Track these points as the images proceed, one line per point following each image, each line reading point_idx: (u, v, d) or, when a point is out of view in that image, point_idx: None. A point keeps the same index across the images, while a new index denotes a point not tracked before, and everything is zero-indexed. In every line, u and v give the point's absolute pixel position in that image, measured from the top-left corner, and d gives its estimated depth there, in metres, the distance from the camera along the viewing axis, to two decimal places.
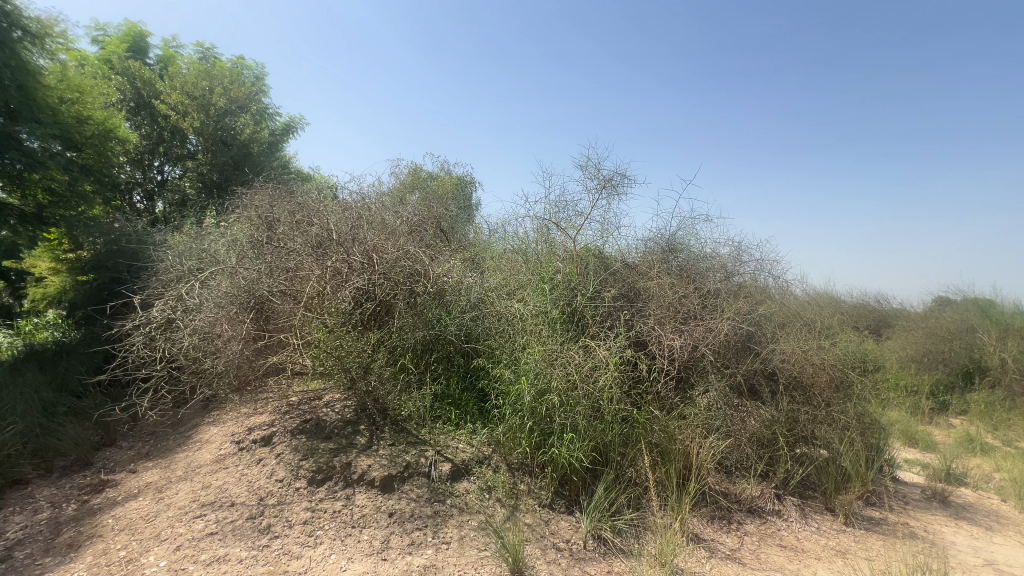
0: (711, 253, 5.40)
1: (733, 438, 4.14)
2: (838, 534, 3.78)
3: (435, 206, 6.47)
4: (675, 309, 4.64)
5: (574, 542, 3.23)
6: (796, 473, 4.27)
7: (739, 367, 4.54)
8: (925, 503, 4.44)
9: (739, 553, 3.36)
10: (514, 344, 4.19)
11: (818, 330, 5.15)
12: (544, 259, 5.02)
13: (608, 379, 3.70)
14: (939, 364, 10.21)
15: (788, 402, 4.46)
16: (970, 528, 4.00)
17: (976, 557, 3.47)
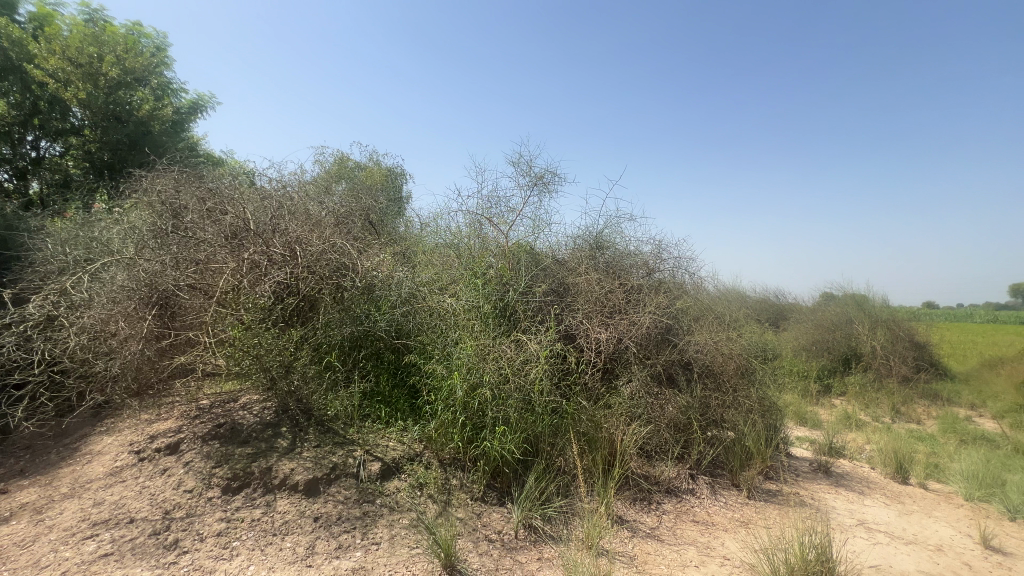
0: (634, 250, 5.68)
1: (652, 423, 4.45)
2: (743, 507, 4.17)
3: (363, 197, 6.22)
4: (601, 304, 4.86)
5: (506, 533, 3.28)
6: (707, 454, 4.65)
7: (659, 357, 4.86)
8: (812, 474, 5.04)
9: (658, 531, 3.60)
10: (446, 339, 4.16)
11: (726, 323, 5.65)
12: (477, 253, 5.03)
13: (539, 372, 3.81)
14: (825, 352, 11.71)
15: (701, 389, 4.86)
16: (847, 494, 4.59)
17: (851, 518, 3.98)
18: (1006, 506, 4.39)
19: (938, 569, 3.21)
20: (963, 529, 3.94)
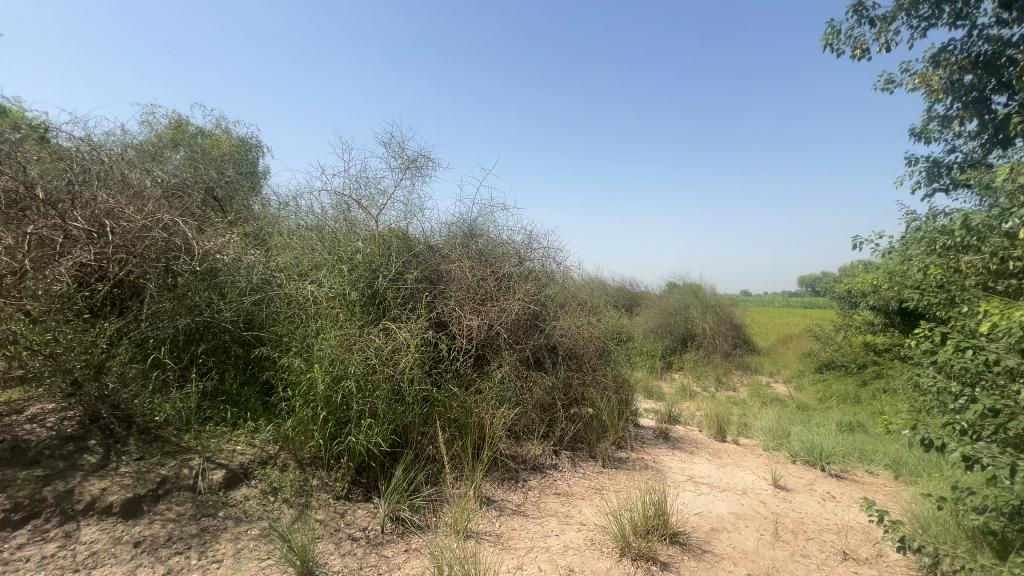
0: (507, 239, 5.82)
1: (520, 405, 4.67)
2: (598, 475, 4.58)
3: (205, 168, 5.37)
4: (473, 291, 4.92)
5: (371, 529, 3.15)
6: (569, 430, 5.02)
7: (527, 341, 5.10)
8: (654, 440, 5.75)
9: (523, 507, 3.78)
10: (305, 329, 3.83)
11: (587, 309, 6.13)
12: (343, 237, 4.69)
13: (410, 361, 3.73)
14: (668, 333, 13.45)
15: (564, 370, 5.23)
16: (681, 454, 5.34)
17: (683, 475, 4.64)
18: (789, 452, 5.54)
19: (744, 508, 3.90)
20: (761, 474, 4.86)
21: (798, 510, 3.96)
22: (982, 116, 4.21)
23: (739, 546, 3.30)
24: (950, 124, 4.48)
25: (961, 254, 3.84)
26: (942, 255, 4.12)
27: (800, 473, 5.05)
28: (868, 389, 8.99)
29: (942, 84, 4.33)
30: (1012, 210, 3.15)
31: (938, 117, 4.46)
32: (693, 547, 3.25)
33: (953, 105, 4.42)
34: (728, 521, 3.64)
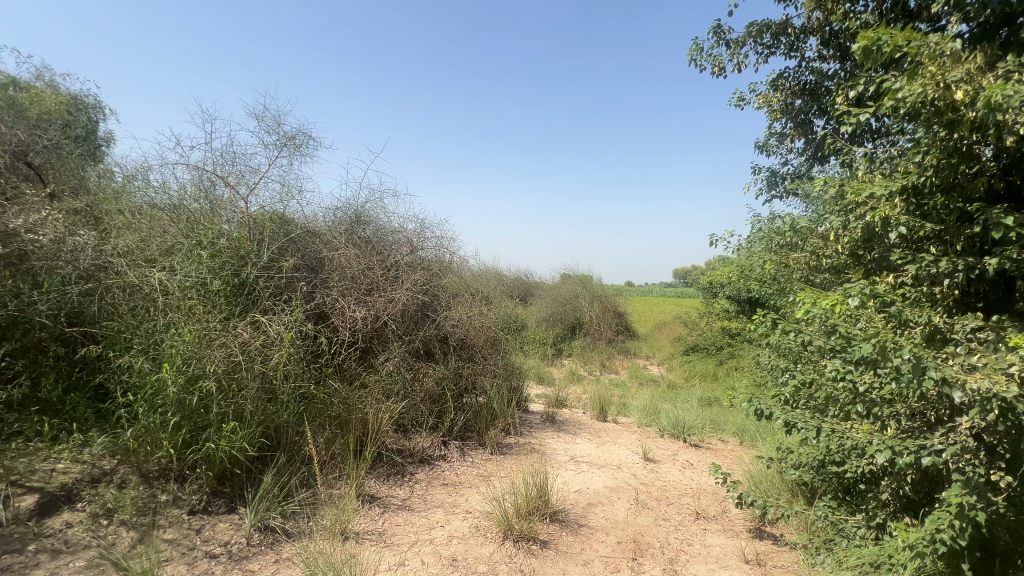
0: (397, 227, 5.61)
1: (408, 397, 4.59)
2: (486, 461, 4.65)
3: (13, 127, 4.34)
4: (358, 281, 4.67)
5: (235, 543, 2.84)
6: (458, 420, 5.03)
7: (417, 332, 4.99)
8: (541, 424, 6.01)
9: (408, 501, 3.70)
10: (153, 324, 3.31)
11: (480, 299, 6.16)
12: (204, 219, 4.13)
13: (284, 357, 3.42)
14: (559, 321, 14.14)
15: (455, 361, 5.22)
16: (565, 436, 5.65)
17: (565, 456, 4.91)
18: (658, 427, 6.15)
19: (617, 482, 4.25)
20: (634, 449, 5.33)
21: (662, 479, 4.42)
22: (808, 136, 4.91)
23: (612, 517, 3.59)
24: (786, 140, 5.20)
25: (790, 252, 4.54)
26: (776, 252, 4.85)
27: (666, 445, 5.64)
28: (723, 368, 10.30)
29: (780, 105, 4.95)
30: (825, 216, 3.78)
31: (776, 133, 5.14)
32: (571, 523, 3.45)
33: (788, 124, 5.07)
34: (603, 495, 3.94)
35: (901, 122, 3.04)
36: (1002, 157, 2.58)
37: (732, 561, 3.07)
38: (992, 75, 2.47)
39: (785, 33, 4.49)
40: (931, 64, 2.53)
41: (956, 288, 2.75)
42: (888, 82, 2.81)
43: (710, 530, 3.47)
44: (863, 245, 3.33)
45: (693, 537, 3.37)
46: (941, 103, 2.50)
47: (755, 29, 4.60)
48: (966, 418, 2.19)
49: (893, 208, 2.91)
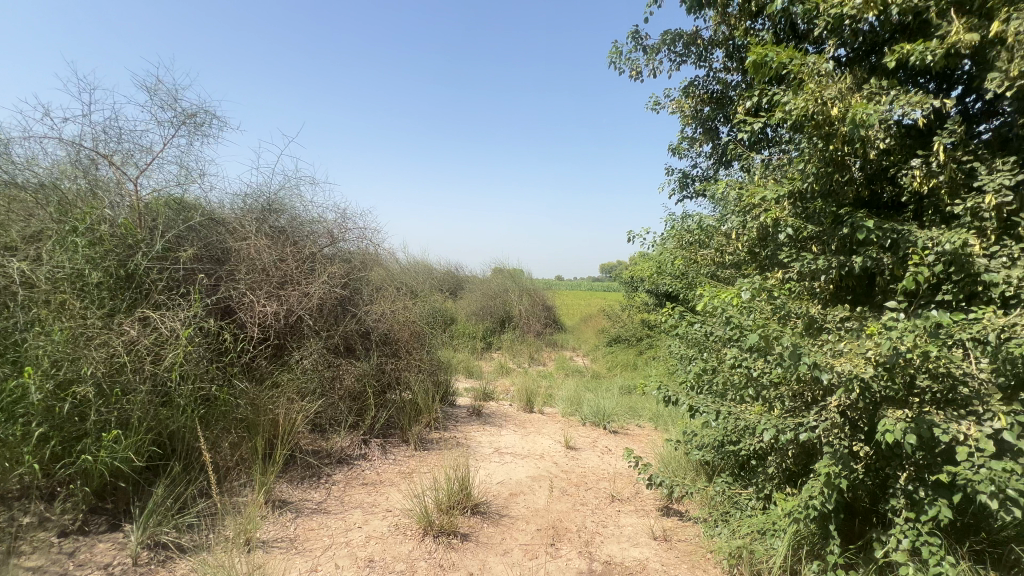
0: (316, 217, 5.30)
1: (325, 396, 4.39)
2: (409, 458, 4.56)
3: None
4: (269, 274, 4.36)
5: (119, 563, 2.53)
6: (379, 418, 4.87)
7: (336, 327, 4.76)
8: (467, 418, 6.00)
9: (324, 504, 3.53)
10: (12, 323, 2.87)
11: (405, 293, 6.01)
12: (81, 201, 3.62)
13: (181, 356, 3.11)
14: (488, 315, 14.18)
15: (377, 357, 5.05)
16: (490, 429, 5.68)
17: (490, 448, 4.94)
18: (581, 416, 6.39)
19: (539, 471, 4.35)
20: (556, 438, 5.49)
21: (581, 466, 4.59)
22: (714, 141, 5.29)
23: (532, 506, 3.67)
24: (696, 144, 5.56)
25: (698, 249, 4.87)
26: (687, 248, 5.18)
27: (587, 433, 5.86)
28: (643, 358, 10.89)
29: (691, 111, 5.28)
30: (727, 216, 4.09)
31: (687, 138, 5.48)
32: (493, 514, 3.49)
33: (698, 129, 5.43)
34: (525, 485, 4.03)
35: (790, 132, 3.37)
36: (866, 168, 2.95)
37: (642, 539, 3.27)
38: (859, 95, 2.81)
39: (695, 43, 4.78)
40: (811, 81, 2.84)
41: (831, 283, 3.10)
42: (778, 96, 3.11)
43: (623, 511, 3.66)
44: (758, 243, 3.65)
45: (608, 519, 3.54)
46: (819, 116, 2.81)
47: (669, 37, 4.86)
48: (834, 398, 2.49)
49: (782, 210, 3.21)
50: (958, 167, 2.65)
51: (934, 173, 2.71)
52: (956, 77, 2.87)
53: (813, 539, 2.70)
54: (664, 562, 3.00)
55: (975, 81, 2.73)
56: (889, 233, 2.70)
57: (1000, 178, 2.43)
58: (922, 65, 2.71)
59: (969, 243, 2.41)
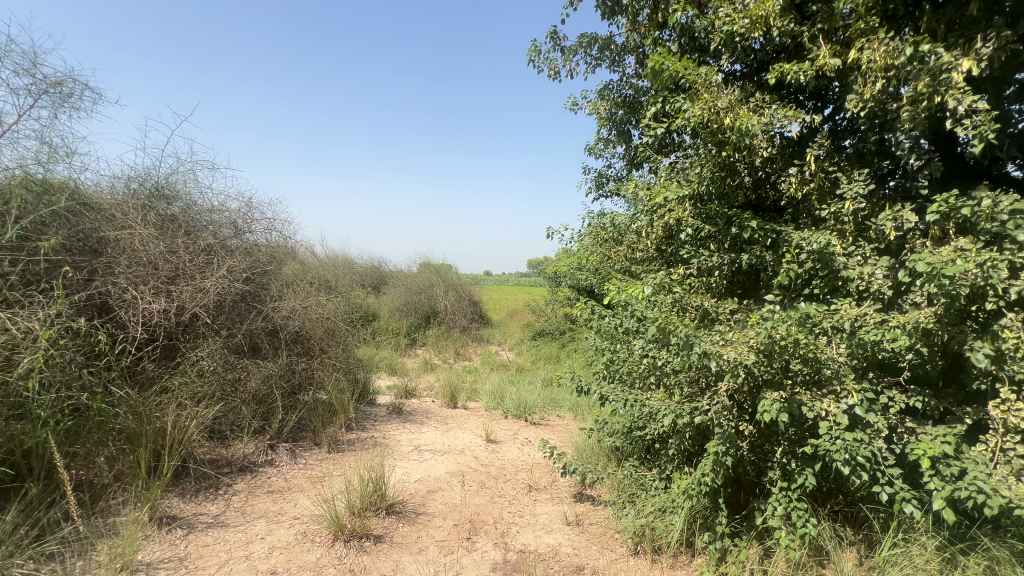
0: (215, 205, 4.83)
1: (225, 400, 4.04)
2: (321, 461, 4.33)
3: None
4: (156, 267, 3.92)
5: None
6: (288, 421, 4.57)
7: (239, 325, 4.39)
8: (387, 417, 5.82)
9: (222, 517, 3.26)
10: None
11: (319, 288, 5.68)
12: None
13: (41, 361, 2.71)
14: (413, 311, 13.86)
15: (287, 356, 4.73)
16: (410, 426, 5.56)
17: (409, 446, 4.84)
18: (504, 409, 6.48)
19: (459, 466, 4.34)
20: (478, 432, 5.51)
21: (501, 458, 4.64)
22: (627, 144, 5.56)
23: (450, 501, 3.66)
24: (610, 145, 5.81)
25: (612, 246, 5.10)
26: (602, 245, 5.40)
27: (509, 426, 5.95)
28: (565, 351, 11.25)
29: (606, 113, 5.50)
30: (637, 215, 4.32)
31: (603, 139, 5.71)
32: (409, 513, 3.43)
33: (612, 131, 5.67)
34: (443, 481, 4.00)
35: (690, 138, 3.63)
36: (752, 175, 3.25)
37: (556, 525, 3.38)
38: (747, 106, 3.10)
39: (609, 48, 4.99)
40: (706, 92, 3.09)
41: (723, 279, 3.38)
42: (679, 103, 3.34)
43: (539, 500, 3.77)
44: (665, 241, 3.87)
45: (524, 509, 3.62)
46: (713, 124, 3.06)
47: (585, 41, 5.02)
48: (723, 383, 2.73)
49: (684, 211, 3.44)
50: (825, 176, 3.01)
51: (807, 181, 3.05)
52: (827, 96, 3.24)
53: (705, 512, 2.95)
54: (575, 545, 3.13)
55: (839, 101, 3.10)
56: (769, 234, 3.01)
57: (856, 187, 2.79)
58: (798, 83, 3.04)
59: (831, 243, 2.75)
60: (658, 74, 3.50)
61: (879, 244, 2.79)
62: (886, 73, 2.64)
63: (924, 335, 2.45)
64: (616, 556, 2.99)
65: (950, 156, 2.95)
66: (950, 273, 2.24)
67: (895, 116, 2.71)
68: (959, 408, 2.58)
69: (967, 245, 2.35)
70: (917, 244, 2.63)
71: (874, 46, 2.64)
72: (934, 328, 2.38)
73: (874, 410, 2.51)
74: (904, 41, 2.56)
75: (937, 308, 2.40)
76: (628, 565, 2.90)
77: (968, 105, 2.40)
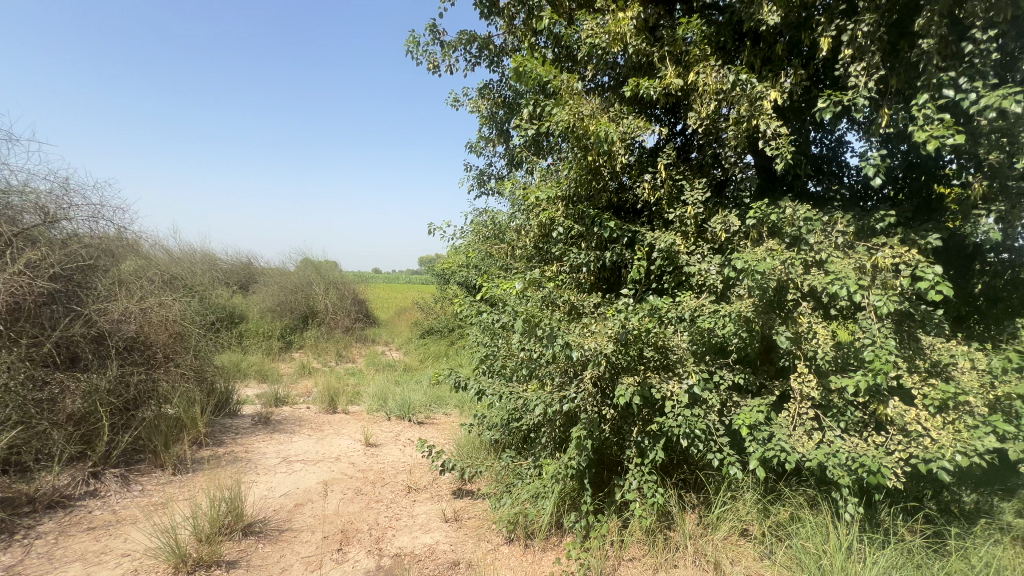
0: (15, 185, 3.89)
1: (26, 424, 3.33)
2: (163, 486, 3.75)
3: None
4: None
5: None
6: (120, 442, 3.89)
7: (48, 332, 3.63)
8: (251, 428, 5.26)
9: (19, 567, 2.67)
10: None
11: (163, 285, 4.90)
12: None
13: None
14: (287, 312, 12.61)
15: (118, 367, 4.01)
16: (278, 437, 5.09)
17: (276, 458, 4.43)
18: (386, 411, 6.26)
19: (334, 474, 4.09)
20: (356, 436, 5.24)
21: (380, 461, 4.48)
22: (507, 143, 5.70)
23: (320, 513, 3.43)
24: (491, 144, 5.90)
25: (493, 243, 5.19)
26: (484, 241, 5.46)
27: (391, 427, 5.77)
28: (454, 348, 11.24)
29: (486, 112, 5.56)
30: (515, 213, 4.45)
31: (483, 137, 5.77)
32: (270, 532, 3.13)
33: (493, 130, 5.77)
34: (314, 492, 3.73)
35: (560, 142, 3.83)
36: (614, 179, 3.54)
37: (434, 524, 3.35)
38: (607, 116, 3.36)
39: (488, 48, 5.05)
40: (571, 100, 3.30)
41: (591, 275, 3.64)
42: (548, 107, 3.51)
43: (418, 500, 3.70)
44: (540, 239, 4.02)
45: (401, 511, 3.53)
46: (578, 129, 3.27)
47: (465, 38, 5.02)
48: (588, 372, 2.92)
49: (556, 211, 3.63)
50: (673, 184, 3.38)
51: (657, 187, 3.41)
52: (678, 113, 3.64)
53: (573, 493, 3.16)
54: (452, 541, 3.13)
55: (686, 118, 3.51)
56: (625, 233, 3.32)
57: (696, 194, 3.18)
58: (650, 98, 3.38)
59: (676, 243, 3.11)
60: (529, 79, 3.65)
61: (713, 244, 3.21)
62: (716, 96, 3.05)
63: (745, 322, 2.88)
64: (491, 547, 3.06)
65: (767, 172, 3.51)
66: (761, 269, 2.67)
67: (724, 134, 3.15)
68: (771, 382, 3.09)
69: (774, 246, 2.82)
70: (740, 244, 3.09)
71: (707, 73, 3.05)
72: (751, 315, 2.81)
73: (709, 389, 2.89)
74: (729, 70, 2.99)
75: (753, 299, 2.84)
76: (502, 554, 2.99)
77: (774, 128, 2.88)
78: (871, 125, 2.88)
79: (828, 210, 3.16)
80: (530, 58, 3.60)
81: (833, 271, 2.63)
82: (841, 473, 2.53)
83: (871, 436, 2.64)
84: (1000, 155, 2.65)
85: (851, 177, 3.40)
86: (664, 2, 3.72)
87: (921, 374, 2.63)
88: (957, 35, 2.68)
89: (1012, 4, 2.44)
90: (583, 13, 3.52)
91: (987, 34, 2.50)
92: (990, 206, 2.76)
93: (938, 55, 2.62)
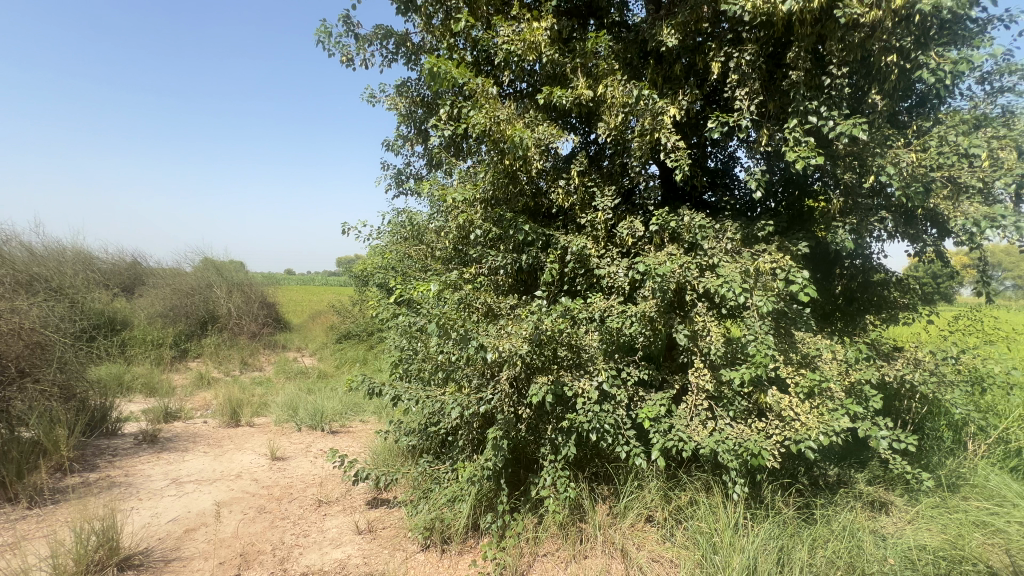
0: None
1: None
2: (15, 522, 3.21)
3: None
4: None
5: None
6: None
7: None
8: (133, 448, 4.68)
9: None
10: None
11: (15, 288, 4.19)
12: None
13: None
14: (181, 317, 11.32)
15: None
16: (166, 456, 4.56)
17: (163, 480, 3.97)
18: (297, 421, 5.87)
19: (233, 493, 3.76)
20: (261, 450, 4.86)
21: (288, 475, 4.19)
22: (426, 143, 5.61)
23: (216, 537, 3.13)
24: (409, 142, 5.76)
25: (411, 243, 5.06)
26: (400, 241, 5.29)
27: (301, 438, 5.44)
28: (373, 351, 10.86)
29: (404, 110, 5.43)
30: (435, 214, 4.39)
31: (401, 136, 5.62)
32: (154, 564, 2.80)
33: (411, 129, 5.65)
34: (209, 515, 3.40)
35: (478, 144, 3.85)
36: (530, 183, 3.62)
37: (346, 537, 3.20)
38: (523, 121, 3.43)
39: (405, 45, 4.93)
40: (487, 104, 3.32)
41: (508, 277, 3.69)
42: (465, 109, 3.51)
43: (329, 514, 3.51)
44: (459, 241, 4.00)
45: (310, 527, 3.33)
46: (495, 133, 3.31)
47: (381, 32, 4.86)
48: (504, 373, 2.97)
49: (474, 213, 3.64)
50: (585, 190, 3.54)
51: (571, 193, 3.54)
52: (590, 123, 3.81)
53: (490, 494, 3.18)
54: (365, 553, 3.01)
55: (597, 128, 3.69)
56: (539, 236, 3.42)
57: (605, 201, 3.35)
58: (564, 107, 3.50)
59: (587, 247, 3.25)
60: (444, 80, 3.61)
61: (621, 248, 3.40)
62: (624, 109, 3.24)
63: (649, 321, 3.08)
64: (406, 555, 2.99)
65: (668, 182, 3.80)
66: (662, 271, 2.88)
67: (630, 145, 3.35)
68: (671, 376, 3.33)
69: (674, 250, 3.05)
70: (645, 248, 3.30)
71: (615, 87, 3.23)
72: (654, 315, 3.01)
73: (617, 385, 3.06)
74: (634, 85, 3.19)
75: (656, 300, 3.04)
76: (418, 562, 2.92)
77: (673, 142, 3.12)
78: (754, 144, 3.22)
79: (720, 219, 3.48)
80: (445, 59, 3.56)
81: (722, 274, 2.89)
82: (729, 457, 2.79)
83: (754, 422, 2.94)
84: (852, 175, 3.09)
85: (739, 190, 3.78)
86: (576, 16, 3.88)
87: (793, 365, 2.98)
88: (819, 69, 3.09)
89: (860, 47, 2.86)
90: (498, 18, 3.56)
91: (841, 70, 2.92)
92: (845, 219, 3.21)
93: (805, 86, 3.00)
